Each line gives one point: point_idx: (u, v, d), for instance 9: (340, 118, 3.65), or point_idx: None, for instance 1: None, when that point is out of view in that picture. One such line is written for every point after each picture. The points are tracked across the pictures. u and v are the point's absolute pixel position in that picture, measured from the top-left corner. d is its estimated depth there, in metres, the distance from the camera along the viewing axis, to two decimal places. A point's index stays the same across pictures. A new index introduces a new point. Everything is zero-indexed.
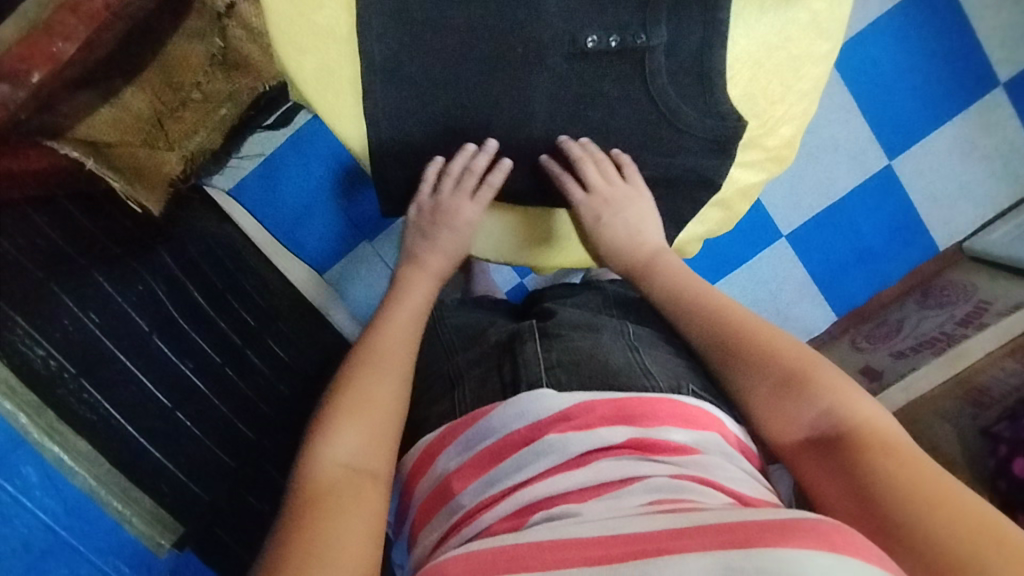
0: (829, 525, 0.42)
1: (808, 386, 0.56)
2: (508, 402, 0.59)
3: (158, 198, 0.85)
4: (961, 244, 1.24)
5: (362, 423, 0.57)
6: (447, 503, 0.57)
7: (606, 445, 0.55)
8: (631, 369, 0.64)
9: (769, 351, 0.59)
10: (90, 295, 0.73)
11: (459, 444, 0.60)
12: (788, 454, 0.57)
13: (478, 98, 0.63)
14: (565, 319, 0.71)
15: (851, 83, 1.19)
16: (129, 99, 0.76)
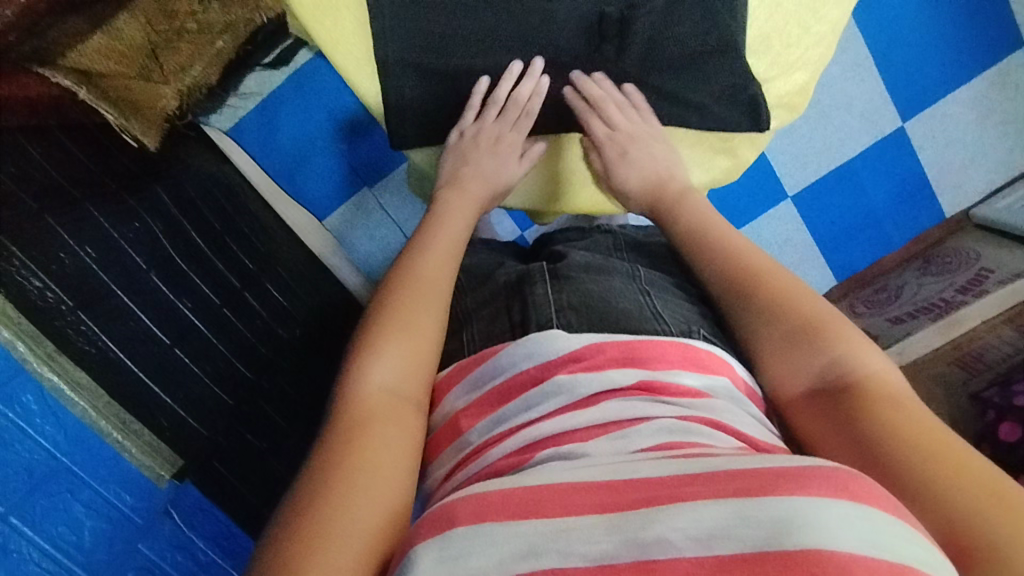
0: (846, 473, 0.41)
1: (818, 338, 0.56)
2: (519, 342, 0.59)
3: (156, 135, 0.83)
4: (970, 210, 1.23)
5: (405, 345, 0.56)
6: (455, 440, 0.58)
7: (616, 387, 0.55)
8: (642, 312, 0.64)
9: (782, 303, 0.59)
10: (88, 230, 0.73)
11: (469, 382, 0.61)
12: (791, 402, 0.57)
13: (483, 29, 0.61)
14: (575, 262, 0.71)
15: (869, 37, 1.14)
16: (121, 27, 0.75)
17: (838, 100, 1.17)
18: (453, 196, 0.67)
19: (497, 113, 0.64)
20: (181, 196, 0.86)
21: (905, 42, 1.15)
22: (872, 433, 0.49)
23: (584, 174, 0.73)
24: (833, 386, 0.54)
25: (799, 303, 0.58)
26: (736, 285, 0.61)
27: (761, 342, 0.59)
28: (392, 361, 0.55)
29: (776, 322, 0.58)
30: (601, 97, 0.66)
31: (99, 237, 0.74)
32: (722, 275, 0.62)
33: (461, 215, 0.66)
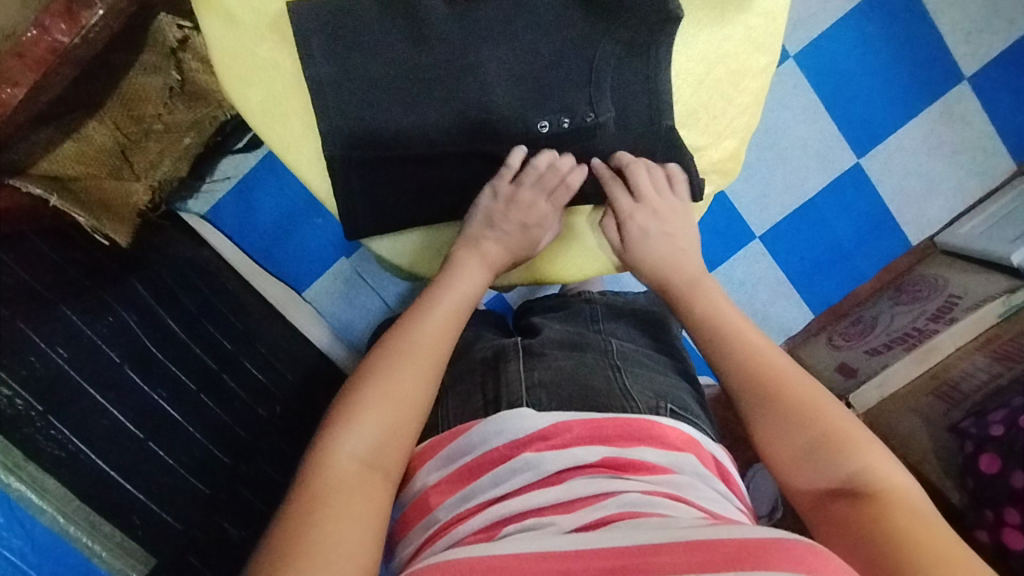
0: (803, 544, 0.42)
1: (837, 445, 0.55)
2: (490, 419, 0.59)
3: (127, 230, 0.87)
4: (934, 237, 1.25)
5: (384, 415, 0.54)
6: (424, 517, 0.56)
7: (582, 464, 0.55)
8: (611, 390, 0.64)
9: (806, 409, 0.57)
10: (59, 328, 0.75)
11: (441, 458, 0.59)
12: (809, 510, 0.55)
13: (415, 122, 0.60)
14: (550, 338, 0.71)
15: (815, 83, 1.19)
16: (91, 133, 0.77)
17: (791, 141, 1.21)
18: (467, 259, 0.65)
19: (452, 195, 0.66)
20: (155, 283, 0.90)
21: (847, 83, 1.19)
22: (892, 548, 0.48)
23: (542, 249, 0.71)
24: (853, 497, 0.52)
25: (812, 403, 0.57)
26: (762, 395, 0.59)
27: (777, 437, 0.57)
28: (369, 430, 0.54)
29: (798, 432, 0.56)
30: (632, 168, 0.65)
31: (70, 336, 0.75)
32: (744, 377, 0.60)
33: (467, 289, 0.64)
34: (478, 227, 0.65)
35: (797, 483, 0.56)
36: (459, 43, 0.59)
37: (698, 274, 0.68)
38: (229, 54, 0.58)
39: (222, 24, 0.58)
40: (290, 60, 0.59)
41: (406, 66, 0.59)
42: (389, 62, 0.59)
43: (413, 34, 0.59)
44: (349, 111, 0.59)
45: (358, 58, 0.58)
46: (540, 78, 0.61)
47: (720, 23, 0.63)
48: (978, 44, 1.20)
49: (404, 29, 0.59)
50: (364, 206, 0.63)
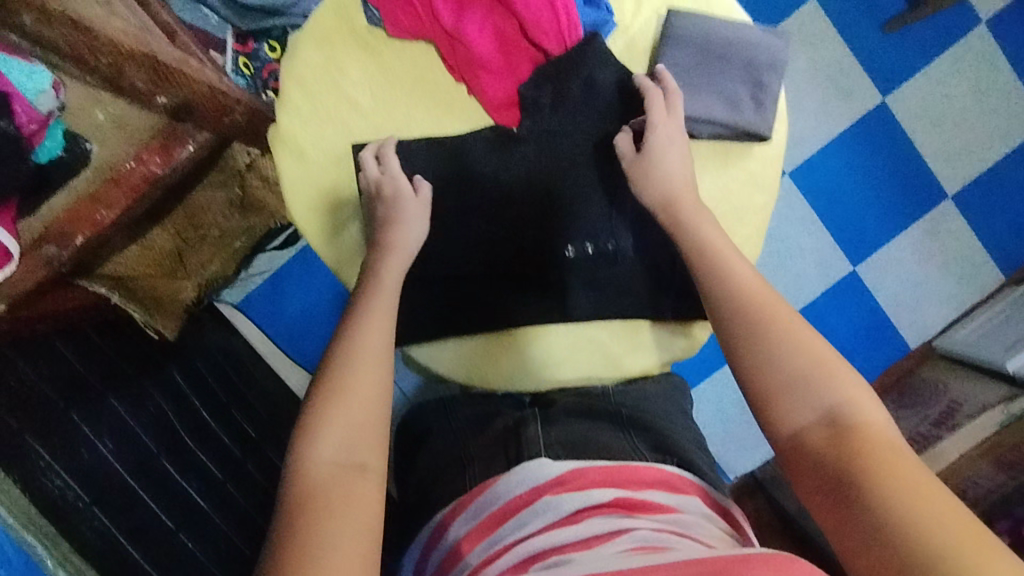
0: (776, 556, 0.46)
1: (819, 372, 0.54)
2: (511, 471, 0.61)
3: (173, 324, 0.93)
4: (931, 341, 1.31)
5: (350, 419, 0.54)
6: (456, 564, 0.57)
7: (596, 504, 0.56)
8: (621, 444, 0.65)
9: (798, 340, 0.56)
10: (102, 417, 0.78)
11: (469, 511, 0.61)
12: (783, 444, 0.54)
13: (452, 244, 0.68)
14: (565, 406, 0.69)
15: (810, 198, 1.29)
16: (153, 238, 0.85)
17: (789, 249, 1.29)
18: (383, 259, 0.63)
19: (481, 302, 0.69)
20: (192, 373, 0.95)
21: (841, 199, 1.29)
22: (862, 481, 0.48)
23: (569, 357, 0.70)
24: (832, 427, 0.52)
25: (790, 331, 0.57)
26: (754, 323, 0.57)
27: (762, 364, 0.56)
28: (339, 434, 0.53)
29: (784, 360, 0.55)
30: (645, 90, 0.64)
31: (115, 426, 0.79)
32: (733, 304, 0.59)
33: (392, 290, 0.62)
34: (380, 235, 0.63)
35: (779, 414, 0.54)
36: (493, 176, 0.67)
37: (678, 198, 0.63)
38: (297, 186, 0.66)
39: (293, 159, 0.66)
40: (349, 192, 0.67)
41: (445, 196, 0.67)
42: (431, 193, 0.67)
43: (453, 169, 0.67)
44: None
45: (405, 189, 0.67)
46: (567, 206, 0.67)
47: (724, 167, 0.67)
48: (959, 165, 1.30)
49: (446, 164, 0.67)
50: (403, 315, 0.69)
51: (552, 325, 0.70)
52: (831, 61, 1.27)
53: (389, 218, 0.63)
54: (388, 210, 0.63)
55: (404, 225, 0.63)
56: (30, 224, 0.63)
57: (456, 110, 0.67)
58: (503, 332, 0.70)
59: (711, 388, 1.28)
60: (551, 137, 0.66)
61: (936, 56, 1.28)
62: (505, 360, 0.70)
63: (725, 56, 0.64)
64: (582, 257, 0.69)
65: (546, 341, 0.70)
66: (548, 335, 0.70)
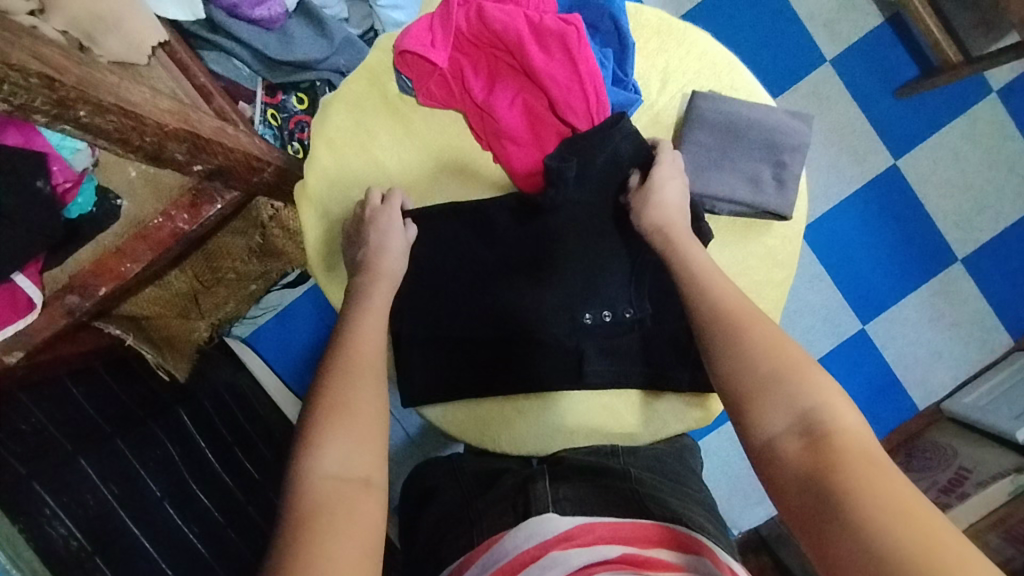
0: None
1: (793, 375, 0.52)
2: (518, 526, 0.58)
3: (185, 365, 0.94)
4: (939, 404, 1.31)
5: (347, 431, 0.52)
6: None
7: (604, 561, 0.52)
8: (633, 502, 0.61)
9: (773, 346, 0.54)
10: (110, 464, 0.78)
11: (474, 571, 0.57)
12: (759, 455, 0.51)
13: (471, 307, 0.68)
14: (572, 464, 0.67)
15: (820, 255, 1.30)
16: (171, 280, 0.87)
17: (798, 306, 1.30)
18: (371, 280, 0.62)
19: (499, 364, 0.69)
20: (199, 414, 0.94)
21: (852, 257, 1.30)
22: (839, 485, 0.44)
23: (581, 423, 0.70)
24: (807, 435, 0.48)
25: (765, 339, 0.54)
26: (730, 327, 0.55)
27: (734, 375, 0.54)
28: (338, 448, 0.51)
29: (761, 365, 0.53)
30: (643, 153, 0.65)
31: (122, 471, 0.79)
32: (712, 311, 0.57)
33: (380, 305, 0.61)
34: (368, 249, 0.63)
35: (755, 423, 0.51)
36: (515, 242, 0.68)
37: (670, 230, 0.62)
38: (321, 243, 0.69)
39: (316, 216, 0.68)
40: None
41: (467, 259, 0.68)
42: (453, 257, 0.68)
43: (476, 235, 0.68)
44: (414, 297, 0.68)
45: (429, 251, 0.67)
46: (587, 274, 0.68)
47: (745, 241, 0.68)
48: (969, 229, 1.31)
49: (469, 229, 0.68)
50: (419, 375, 0.69)
51: (565, 392, 0.70)
52: (844, 123, 1.29)
53: (381, 245, 0.63)
54: (380, 227, 0.64)
55: (392, 230, 0.64)
56: (55, 275, 0.64)
57: (480, 178, 0.68)
58: (516, 396, 0.70)
59: (717, 442, 1.27)
60: (576, 207, 0.67)
61: (947, 123, 1.30)
62: (516, 423, 0.70)
63: (747, 134, 0.66)
64: (602, 325, 0.69)
65: (558, 407, 0.70)
66: (560, 401, 0.70)
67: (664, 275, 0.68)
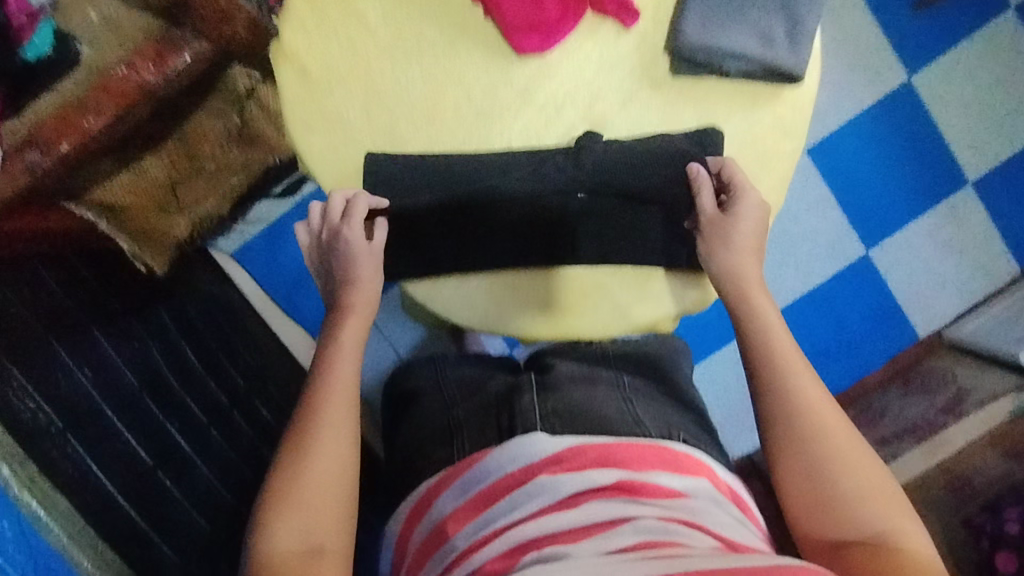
0: (809, 569, 0.41)
1: (871, 503, 0.55)
2: (504, 445, 0.57)
3: (165, 260, 0.92)
4: (939, 331, 1.28)
5: (302, 505, 0.55)
6: (439, 548, 0.53)
7: (596, 487, 0.52)
8: (622, 419, 0.61)
9: (848, 453, 0.58)
10: (86, 349, 0.76)
11: (456, 487, 0.56)
12: (812, 550, 0.56)
13: (464, 174, 0.65)
14: (563, 372, 0.66)
15: (827, 175, 1.25)
16: (147, 166, 0.81)
17: (802, 230, 1.26)
18: (342, 327, 0.64)
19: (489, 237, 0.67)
20: (181, 317, 0.91)
21: (857, 180, 1.25)
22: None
23: (570, 303, 0.68)
24: (873, 544, 0.53)
25: (841, 450, 0.58)
26: (811, 426, 0.59)
27: (803, 475, 0.58)
28: (293, 524, 0.54)
29: (840, 478, 0.57)
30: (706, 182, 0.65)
31: (98, 360, 0.77)
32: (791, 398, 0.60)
33: (349, 361, 0.63)
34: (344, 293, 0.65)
35: (818, 527, 0.56)
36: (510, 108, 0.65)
37: (739, 289, 0.65)
38: (299, 103, 0.64)
39: (295, 76, 0.64)
40: (353, 112, 0.64)
41: (461, 123, 0.64)
42: (443, 122, 0.64)
43: (467, 99, 0.64)
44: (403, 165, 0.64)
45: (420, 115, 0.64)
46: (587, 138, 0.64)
47: (753, 109, 0.66)
48: (981, 151, 1.26)
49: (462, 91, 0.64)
50: (407, 246, 0.67)
51: (561, 268, 0.67)
52: (857, 36, 1.23)
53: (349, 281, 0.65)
54: (347, 257, 0.64)
55: (361, 268, 0.65)
56: (14, 126, 0.60)
57: (473, 35, 0.64)
58: (509, 272, 0.68)
59: (714, 368, 1.24)
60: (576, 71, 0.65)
61: (965, 37, 1.24)
62: (507, 300, 0.68)
63: None
64: (598, 192, 0.67)
65: (554, 284, 0.68)
66: (556, 278, 0.68)
67: (661, 146, 0.65)
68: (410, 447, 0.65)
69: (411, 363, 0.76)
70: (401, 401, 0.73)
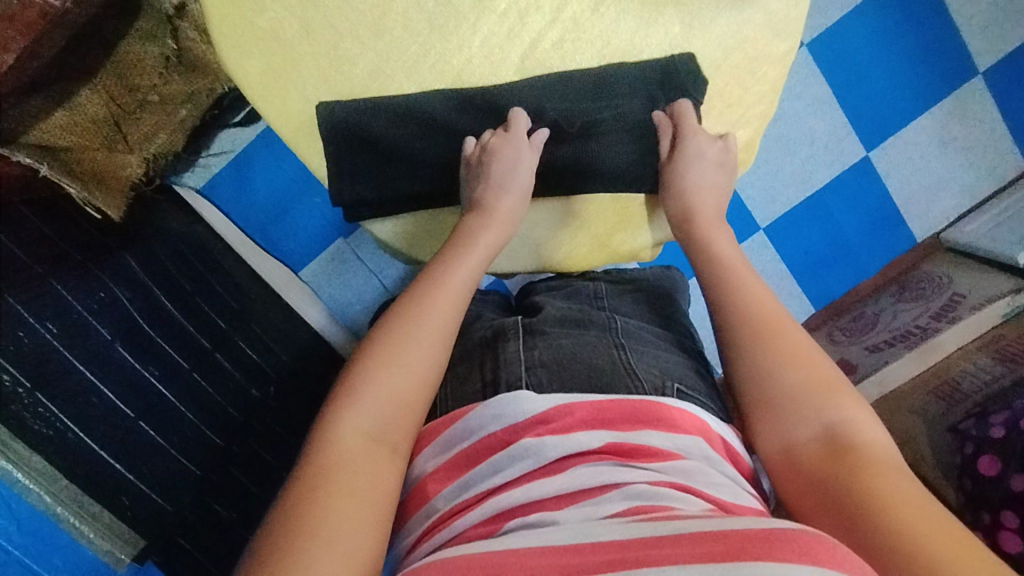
0: (811, 535, 0.38)
1: (820, 392, 0.52)
2: (489, 401, 0.53)
3: (120, 204, 0.83)
4: (939, 234, 1.24)
5: (392, 397, 0.51)
6: (421, 508, 0.51)
7: (585, 450, 0.49)
8: (614, 368, 0.58)
9: (789, 344, 0.55)
10: (48, 303, 0.75)
11: (438, 444, 0.54)
12: (769, 459, 0.53)
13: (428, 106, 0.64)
14: (550, 314, 0.65)
15: (827, 72, 1.17)
16: (84, 102, 0.74)
17: (800, 134, 1.19)
18: (478, 223, 0.62)
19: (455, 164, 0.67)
20: (150, 260, 0.86)
21: (860, 74, 1.17)
22: (858, 489, 0.46)
23: (557, 227, 0.71)
24: (829, 444, 0.50)
25: (792, 347, 0.55)
26: (749, 326, 0.56)
27: (755, 372, 0.55)
28: (376, 411, 0.50)
29: (788, 371, 0.54)
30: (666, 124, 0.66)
31: (60, 312, 0.75)
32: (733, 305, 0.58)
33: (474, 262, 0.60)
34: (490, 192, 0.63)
35: (767, 432, 0.53)
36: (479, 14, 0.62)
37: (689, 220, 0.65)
38: (226, 20, 0.59)
39: None
40: (291, 29, 0.60)
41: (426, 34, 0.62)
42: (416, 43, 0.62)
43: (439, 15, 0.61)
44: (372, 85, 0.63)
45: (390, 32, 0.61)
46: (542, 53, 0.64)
47: (742, 6, 0.64)
48: (996, 38, 1.16)
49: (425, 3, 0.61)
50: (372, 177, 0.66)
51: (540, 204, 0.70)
52: None
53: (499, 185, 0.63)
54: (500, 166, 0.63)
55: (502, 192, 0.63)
56: None
57: None
58: None
59: None
60: None
61: None
62: None
63: None
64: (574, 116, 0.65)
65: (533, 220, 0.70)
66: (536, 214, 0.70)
67: (619, 72, 0.64)
68: None
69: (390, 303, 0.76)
70: None
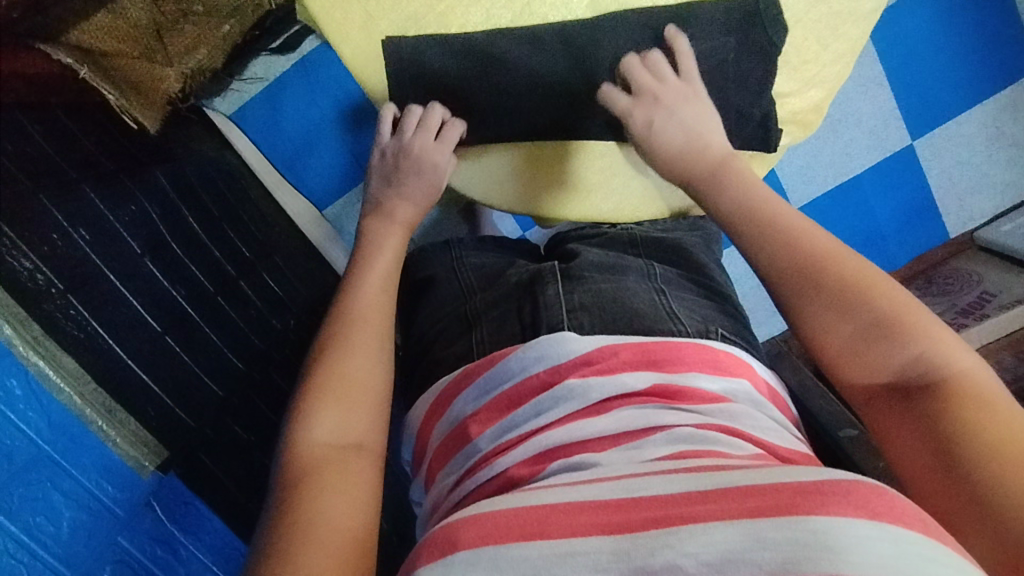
0: (865, 487, 0.37)
1: (897, 326, 0.49)
2: (529, 344, 0.54)
3: (156, 115, 0.79)
4: (973, 232, 1.22)
5: (342, 397, 0.53)
6: (462, 449, 0.52)
7: (629, 392, 0.50)
8: (657, 312, 0.58)
9: (855, 286, 0.51)
10: (79, 210, 0.73)
11: (477, 387, 0.54)
12: (853, 394, 0.52)
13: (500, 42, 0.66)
14: (588, 261, 0.64)
15: (884, 55, 1.13)
16: (126, 5, 0.68)
17: (846, 116, 1.16)
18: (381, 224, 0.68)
19: (511, 99, 0.68)
20: (180, 179, 0.84)
21: (917, 59, 1.13)
22: (950, 431, 0.45)
23: (601, 185, 0.75)
24: (909, 386, 0.48)
25: (857, 283, 0.52)
26: (805, 281, 0.53)
27: (818, 316, 0.52)
28: (328, 414, 0.52)
29: (854, 313, 0.51)
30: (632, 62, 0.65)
31: (93, 220, 0.74)
32: (776, 261, 0.55)
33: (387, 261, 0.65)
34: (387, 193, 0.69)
35: (850, 376, 0.51)
36: None
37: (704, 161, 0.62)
38: None
39: None
40: None
41: None
42: None
43: None
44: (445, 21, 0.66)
45: None
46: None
47: None
48: None
49: None
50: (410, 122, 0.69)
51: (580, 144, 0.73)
52: None
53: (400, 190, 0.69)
54: (414, 169, 0.68)
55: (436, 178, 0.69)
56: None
57: None
58: (534, 147, 0.73)
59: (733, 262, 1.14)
60: None
61: None
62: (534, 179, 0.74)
63: None
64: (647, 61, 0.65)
65: (574, 167, 0.74)
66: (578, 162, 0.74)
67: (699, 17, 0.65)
68: (431, 331, 0.66)
69: (426, 249, 0.75)
70: (417, 286, 0.72)
